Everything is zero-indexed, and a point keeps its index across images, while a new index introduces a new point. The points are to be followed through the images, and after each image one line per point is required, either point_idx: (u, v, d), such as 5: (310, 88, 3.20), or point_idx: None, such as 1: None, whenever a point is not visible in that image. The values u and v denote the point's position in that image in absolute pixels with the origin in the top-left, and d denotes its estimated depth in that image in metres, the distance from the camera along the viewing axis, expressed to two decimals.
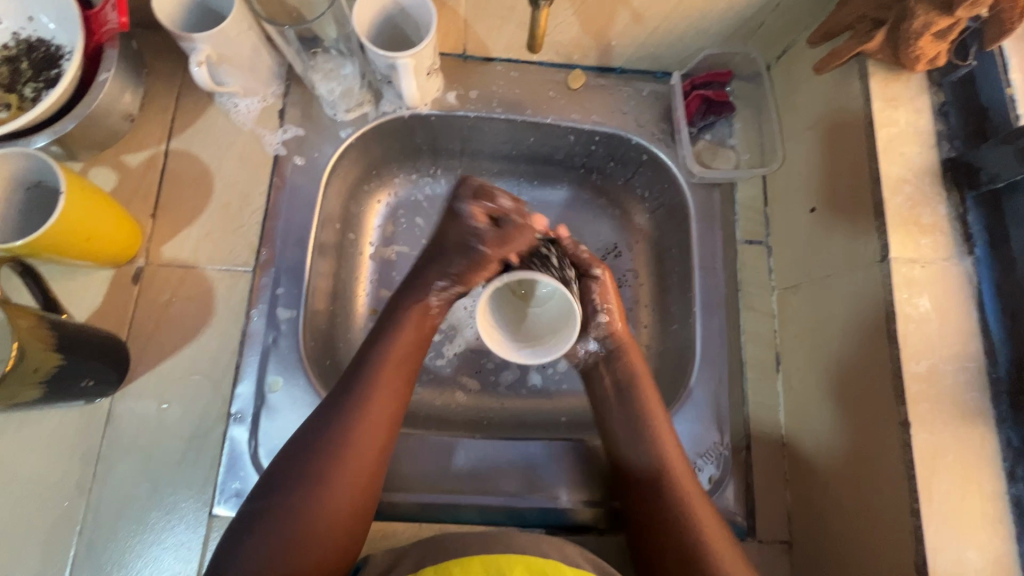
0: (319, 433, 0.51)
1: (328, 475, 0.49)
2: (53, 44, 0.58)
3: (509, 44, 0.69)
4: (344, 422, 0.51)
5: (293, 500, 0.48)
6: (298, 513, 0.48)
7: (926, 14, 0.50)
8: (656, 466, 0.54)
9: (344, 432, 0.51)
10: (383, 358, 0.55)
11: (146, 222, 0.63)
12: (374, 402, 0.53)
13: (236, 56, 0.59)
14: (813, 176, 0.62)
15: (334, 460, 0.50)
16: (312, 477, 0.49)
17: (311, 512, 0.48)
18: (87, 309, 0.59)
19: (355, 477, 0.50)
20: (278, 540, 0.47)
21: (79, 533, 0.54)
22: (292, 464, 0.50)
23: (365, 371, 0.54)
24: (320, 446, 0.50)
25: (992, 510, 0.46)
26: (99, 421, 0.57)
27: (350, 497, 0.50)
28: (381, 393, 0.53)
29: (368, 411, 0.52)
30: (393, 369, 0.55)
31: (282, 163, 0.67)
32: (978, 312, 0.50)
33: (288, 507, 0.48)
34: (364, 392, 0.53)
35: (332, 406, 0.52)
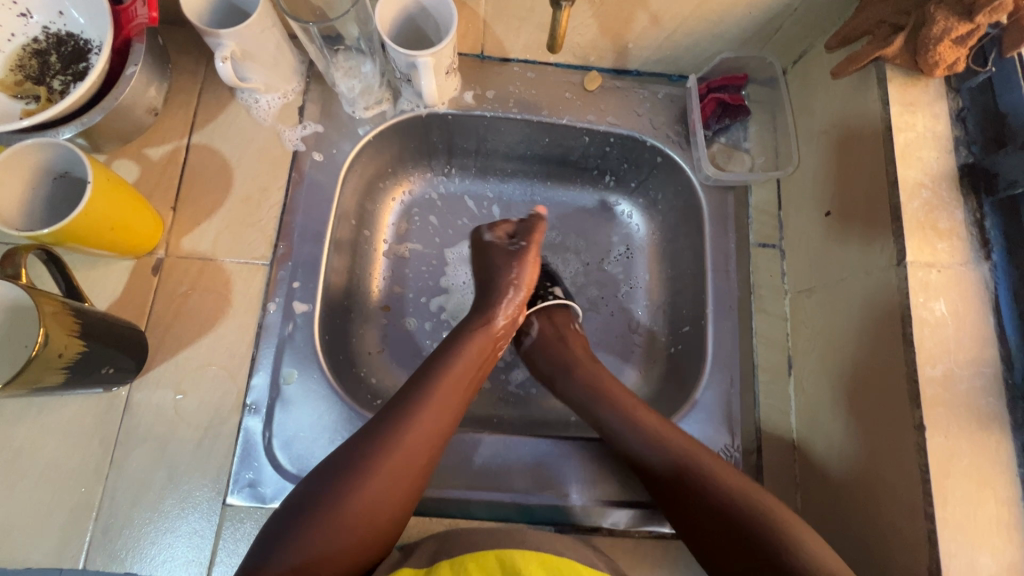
0: (380, 433, 0.52)
1: (385, 467, 0.51)
2: (82, 38, 0.59)
3: (527, 45, 0.70)
4: (406, 416, 0.53)
5: (341, 493, 0.49)
6: (345, 506, 0.49)
7: (945, 20, 0.50)
8: (688, 464, 0.56)
9: (404, 433, 0.52)
10: (446, 368, 0.58)
11: (166, 214, 0.64)
12: (434, 407, 0.55)
13: (260, 53, 0.60)
14: (828, 180, 0.62)
15: (389, 459, 0.51)
16: (368, 471, 0.50)
17: (355, 507, 0.49)
18: (108, 298, 0.60)
19: (404, 480, 0.51)
20: (319, 532, 0.47)
21: (95, 519, 0.55)
22: (347, 458, 0.51)
23: (429, 376, 0.57)
24: (382, 431, 0.52)
25: (1006, 516, 0.46)
26: (118, 409, 0.58)
27: (395, 500, 0.51)
28: (442, 400, 0.56)
29: (428, 417, 0.54)
30: (456, 378, 0.58)
31: (300, 159, 0.68)
32: (995, 318, 0.50)
33: (342, 484, 0.49)
34: (427, 396, 0.55)
35: (396, 405, 0.54)
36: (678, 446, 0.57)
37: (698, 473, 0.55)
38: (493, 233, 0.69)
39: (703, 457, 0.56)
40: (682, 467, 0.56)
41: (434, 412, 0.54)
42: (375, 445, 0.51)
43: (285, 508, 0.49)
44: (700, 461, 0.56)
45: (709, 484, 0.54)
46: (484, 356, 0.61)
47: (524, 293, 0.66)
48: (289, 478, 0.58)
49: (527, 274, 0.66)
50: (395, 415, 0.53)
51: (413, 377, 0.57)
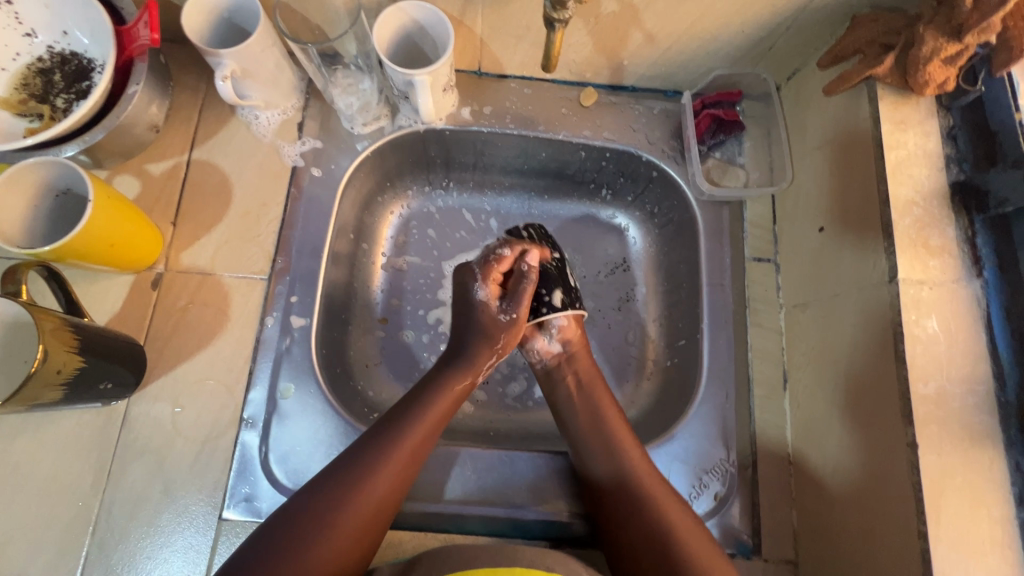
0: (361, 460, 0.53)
1: (339, 525, 0.50)
2: (86, 57, 0.60)
3: (523, 62, 0.71)
4: (366, 473, 0.52)
5: (296, 549, 0.48)
6: (301, 561, 0.47)
7: (934, 41, 0.51)
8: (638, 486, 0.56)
9: (363, 488, 0.51)
10: (418, 411, 0.57)
11: (166, 229, 0.64)
12: (416, 436, 0.55)
13: (260, 71, 0.61)
14: (821, 196, 0.63)
15: (370, 487, 0.52)
16: (322, 526, 0.49)
17: (335, 534, 0.49)
18: (107, 312, 0.61)
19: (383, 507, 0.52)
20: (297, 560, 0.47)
21: (91, 533, 0.55)
22: (304, 512, 0.50)
23: (413, 402, 0.57)
24: (341, 485, 0.51)
25: (1001, 535, 0.46)
26: (116, 423, 0.58)
27: (351, 555, 0.50)
28: (404, 457, 0.54)
29: (410, 444, 0.54)
30: (420, 432, 0.56)
31: (299, 175, 0.68)
32: (988, 335, 0.50)
33: (293, 540, 0.48)
34: (409, 423, 0.56)
35: (359, 455, 0.53)
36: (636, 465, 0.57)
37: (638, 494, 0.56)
38: (484, 284, 0.63)
39: (654, 488, 0.56)
40: (637, 492, 0.56)
41: (416, 440, 0.55)
42: (355, 472, 0.52)
43: (258, 532, 0.49)
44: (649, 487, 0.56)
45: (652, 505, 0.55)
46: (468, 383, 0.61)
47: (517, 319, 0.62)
48: (286, 492, 0.58)
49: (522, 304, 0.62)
50: (377, 443, 0.54)
51: (375, 427, 0.56)
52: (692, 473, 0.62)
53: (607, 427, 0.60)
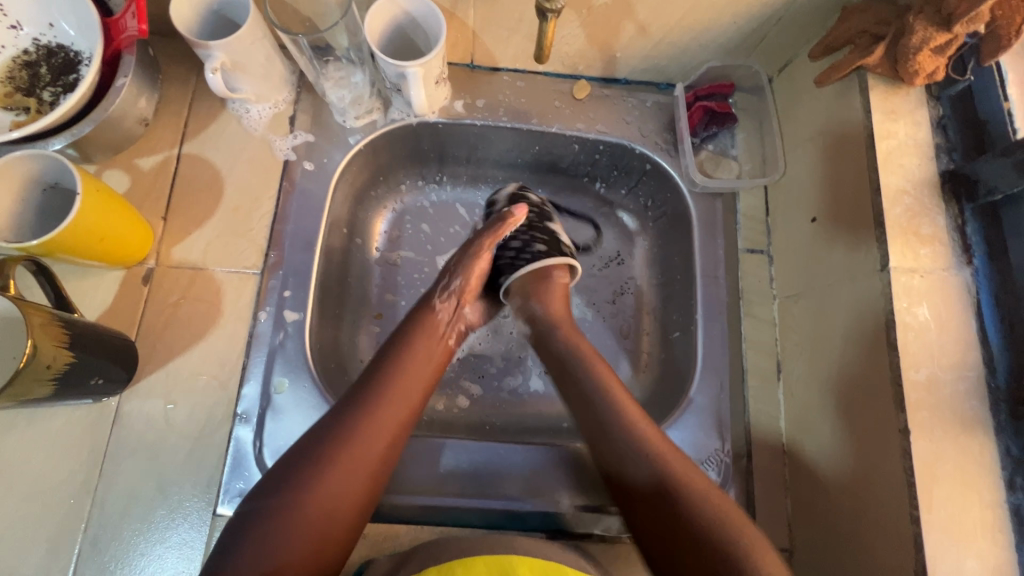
0: (332, 434, 0.52)
1: (332, 475, 0.50)
2: (73, 50, 0.59)
3: (516, 55, 0.71)
4: (353, 423, 0.52)
5: (291, 501, 0.48)
6: (296, 510, 0.48)
7: (924, 31, 0.51)
8: (667, 478, 0.52)
9: (352, 436, 0.52)
10: (399, 361, 0.58)
11: (157, 224, 0.64)
12: (391, 394, 0.55)
13: (251, 64, 0.61)
14: (814, 187, 0.63)
15: (340, 458, 0.51)
16: (312, 478, 0.49)
17: (310, 506, 0.48)
18: (98, 308, 0.60)
19: (359, 479, 0.51)
20: (271, 540, 0.47)
21: (84, 531, 0.55)
22: (295, 465, 0.50)
23: (379, 373, 0.56)
24: (330, 438, 0.51)
25: (991, 519, 0.47)
26: (108, 419, 0.58)
27: (350, 500, 0.50)
28: (389, 404, 0.54)
29: (382, 414, 0.54)
30: (405, 378, 0.57)
31: (291, 168, 0.68)
32: (977, 322, 0.51)
33: (286, 499, 0.48)
34: (379, 393, 0.55)
35: (343, 409, 0.53)
36: (660, 452, 0.53)
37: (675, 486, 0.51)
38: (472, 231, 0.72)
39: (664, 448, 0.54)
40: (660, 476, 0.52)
41: (388, 409, 0.54)
42: (326, 446, 0.51)
43: (236, 520, 0.48)
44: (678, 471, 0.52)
45: (687, 497, 0.51)
46: (437, 353, 0.60)
47: (462, 283, 0.64)
48: None
49: (474, 266, 0.64)
50: (345, 416, 0.53)
51: (360, 380, 0.56)
52: None
53: (606, 401, 0.57)
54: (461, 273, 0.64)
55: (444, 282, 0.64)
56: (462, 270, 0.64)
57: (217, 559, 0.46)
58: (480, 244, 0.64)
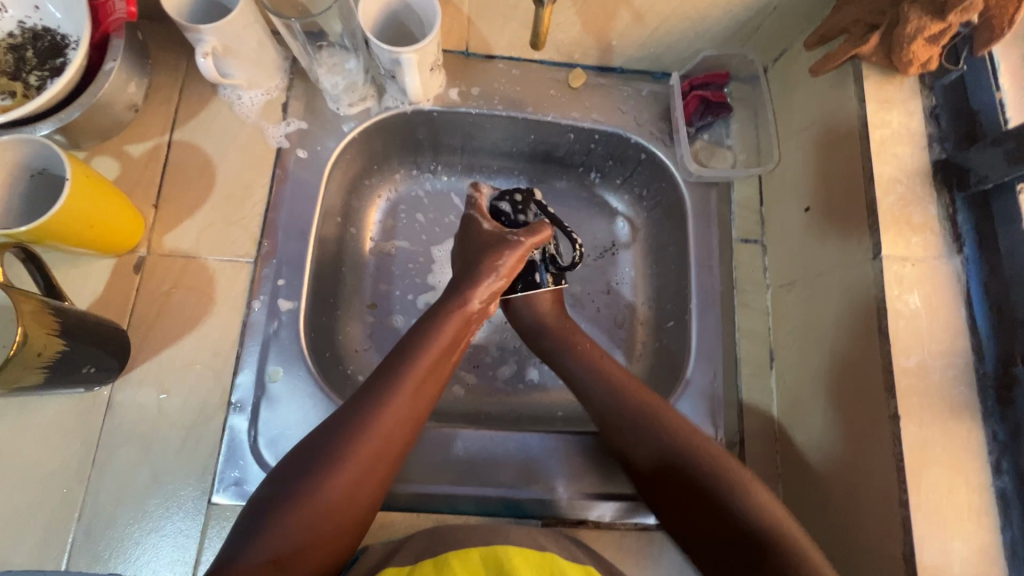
0: (352, 426, 0.51)
1: (353, 463, 0.50)
2: (59, 33, 0.58)
3: (512, 42, 0.70)
4: (376, 413, 0.52)
5: (313, 486, 0.48)
6: (318, 496, 0.48)
7: (919, 19, 0.51)
8: (681, 458, 0.55)
9: (376, 424, 0.52)
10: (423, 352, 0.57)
11: (148, 212, 0.63)
12: (415, 386, 0.55)
13: (243, 49, 0.60)
14: (807, 177, 0.63)
15: (362, 448, 0.51)
16: (336, 463, 0.50)
17: (329, 497, 0.49)
18: (88, 297, 0.59)
19: (379, 472, 0.51)
20: (291, 525, 0.47)
21: (77, 520, 0.55)
22: (320, 448, 0.50)
23: (401, 365, 0.55)
24: (353, 427, 0.51)
25: (977, 501, 0.48)
26: (100, 408, 0.57)
27: (368, 489, 0.51)
28: (412, 396, 0.54)
29: (399, 410, 0.53)
30: (428, 370, 0.56)
31: (284, 156, 0.67)
32: (966, 310, 0.51)
33: (306, 486, 0.48)
34: (401, 388, 0.54)
35: (366, 396, 0.53)
36: (668, 428, 0.56)
37: (687, 472, 0.54)
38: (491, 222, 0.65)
39: (674, 425, 0.57)
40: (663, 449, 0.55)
41: (409, 403, 0.54)
42: (343, 439, 0.50)
43: (251, 507, 0.48)
44: (693, 452, 0.55)
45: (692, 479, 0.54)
46: (454, 348, 0.59)
47: (503, 283, 0.62)
48: None
49: (510, 264, 0.62)
50: (368, 406, 0.52)
51: (382, 367, 0.56)
52: None
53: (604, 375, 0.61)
54: (489, 274, 0.61)
55: (469, 274, 0.62)
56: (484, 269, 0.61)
57: (231, 548, 0.46)
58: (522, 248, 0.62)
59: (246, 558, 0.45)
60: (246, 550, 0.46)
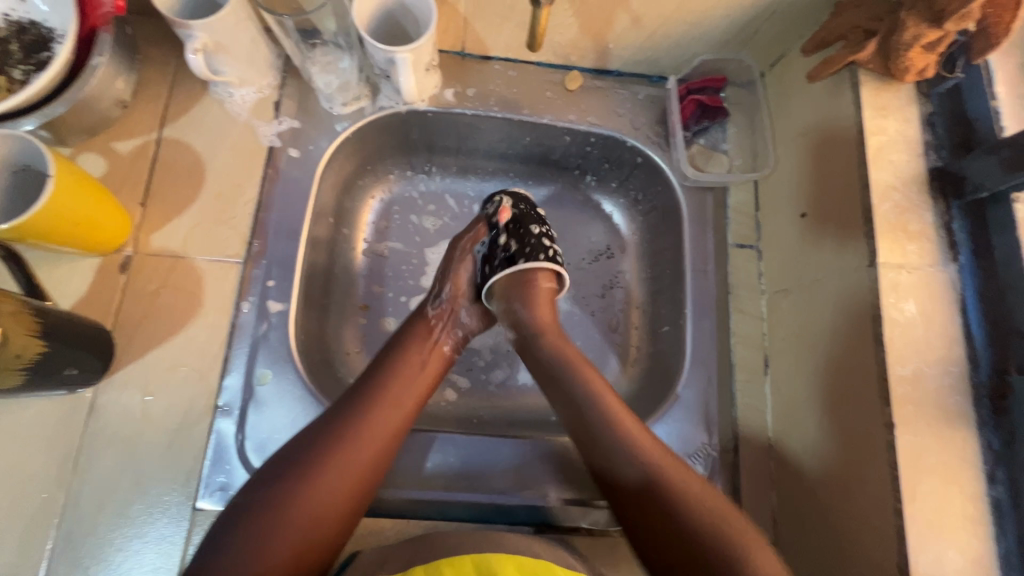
0: (322, 437, 0.51)
1: (323, 474, 0.50)
2: (45, 27, 0.57)
3: (508, 43, 0.69)
4: (348, 424, 0.52)
5: (284, 497, 0.48)
6: (287, 507, 0.48)
7: (917, 26, 0.51)
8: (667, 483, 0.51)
9: (347, 437, 0.51)
10: (394, 364, 0.57)
11: (136, 210, 0.62)
12: (386, 397, 0.55)
13: (234, 46, 0.59)
14: (804, 182, 0.63)
15: (333, 460, 0.50)
16: (306, 474, 0.49)
17: (299, 508, 0.48)
18: (72, 297, 0.58)
19: (349, 486, 0.50)
20: (257, 537, 0.46)
21: (57, 526, 0.53)
22: (291, 460, 0.50)
23: (369, 377, 0.56)
24: (324, 439, 0.51)
25: (971, 511, 0.47)
26: (83, 411, 0.56)
27: (341, 501, 0.50)
28: (383, 408, 0.54)
29: (373, 420, 0.53)
30: (400, 381, 0.56)
31: (276, 155, 0.66)
32: (962, 318, 0.51)
33: (276, 497, 0.48)
34: (368, 398, 0.54)
35: (339, 408, 0.53)
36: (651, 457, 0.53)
37: (675, 496, 0.50)
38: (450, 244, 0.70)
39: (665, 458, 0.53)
40: (651, 480, 0.52)
41: (380, 412, 0.54)
42: (313, 451, 0.50)
43: (222, 520, 0.48)
44: (672, 479, 0.52)
45: (677, 499, 0.50)
46: (432, 360, 0.60)
47: (452, 288, 0.64)
48: None
49: (458, 271, 0.64)
50: (340, 417, 0.53)
51: (358, 378, 0.57)
52: None
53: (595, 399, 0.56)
54: (445, 281, 0.64)
55: (433, 292, 0.64)
56: (442, 277, 0.65)
57: (201, 558, 0.46)
58: (464, 243, 0.65)
59: (208, 573, 0.45)
60: (212, 564, 0.45)
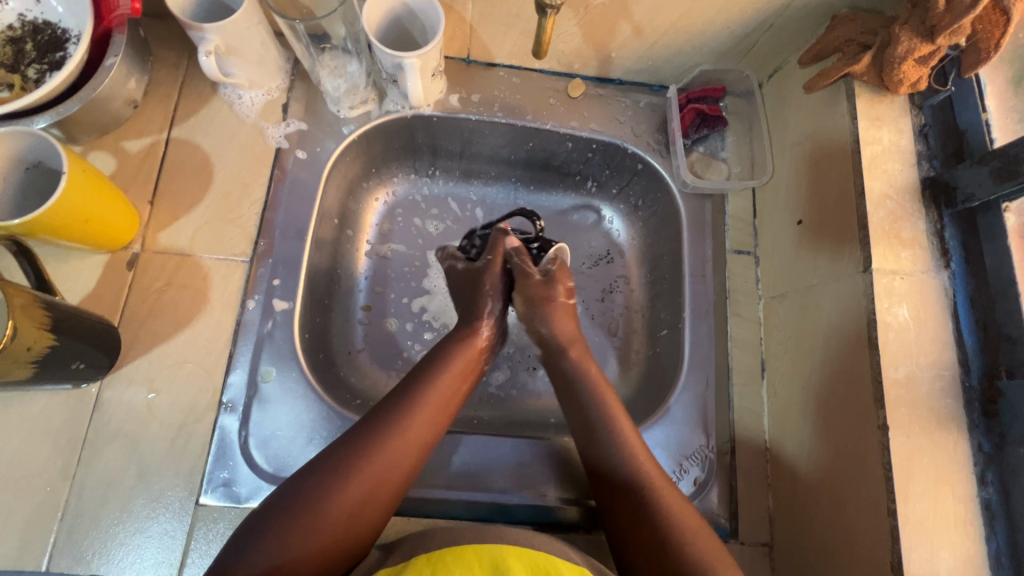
0: (369, 440, 0.52)
1: (366, 476, 0.50)
2: (60, 27, 0.58)
3: (512, 51, 0.71)
4: (395, 428, 0.53)
5: (324, 496, 0.48)
6: (326, 507, 0.48)
7: (909, 41, 0.53)
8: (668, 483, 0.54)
9: (393, 441, 0.52)
10: (440, 373, 0.58)
11: (143, 208, 0.63)
12: (431, 406, 0.56)
13: (245, 48, 0.60)
14: (800, 191, 0.65)
15: (378, 464, 0.51)
16: (349, 474, 0.50)
17: (337, 508, 0.48)
18: (79, 293, 0.59)
19: (379, 497, 0.51)
20: (293, 534, 0.46)
21: (60, 519, 0.53)
22: (333, 460, 0.50)
23: (405, 388, 0.57)
24: (371, 442, 0.52)
25: (963, 512, 0.48)
26: (88, 406, 0.56)
27: (377, 506, 0.50)
28: (429, 417, 0.55)
29: (418, 428, 0.54)
30: (445, 391, 0.58)
31: (283, 156, 0.67)
32: (953, 323, 0.53)
33: (316, 496, 0.48)
34: (408, 407, 0.54)
35: (385, 412, 0.54)
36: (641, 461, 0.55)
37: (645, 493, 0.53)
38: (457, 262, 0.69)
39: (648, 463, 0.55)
40: (635, 480, 0.54)
41: (423, 423, 0.55)
42: (358, 452, 0.51)
43: (250, 516, 0.48)
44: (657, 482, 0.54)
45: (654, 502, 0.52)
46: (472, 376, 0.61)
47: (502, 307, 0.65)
48: (266, 477, 0.57)
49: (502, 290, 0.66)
50: (388, 423, 0.53)
51: (403, 385, 0.57)
52: (672, 458, 0.63)
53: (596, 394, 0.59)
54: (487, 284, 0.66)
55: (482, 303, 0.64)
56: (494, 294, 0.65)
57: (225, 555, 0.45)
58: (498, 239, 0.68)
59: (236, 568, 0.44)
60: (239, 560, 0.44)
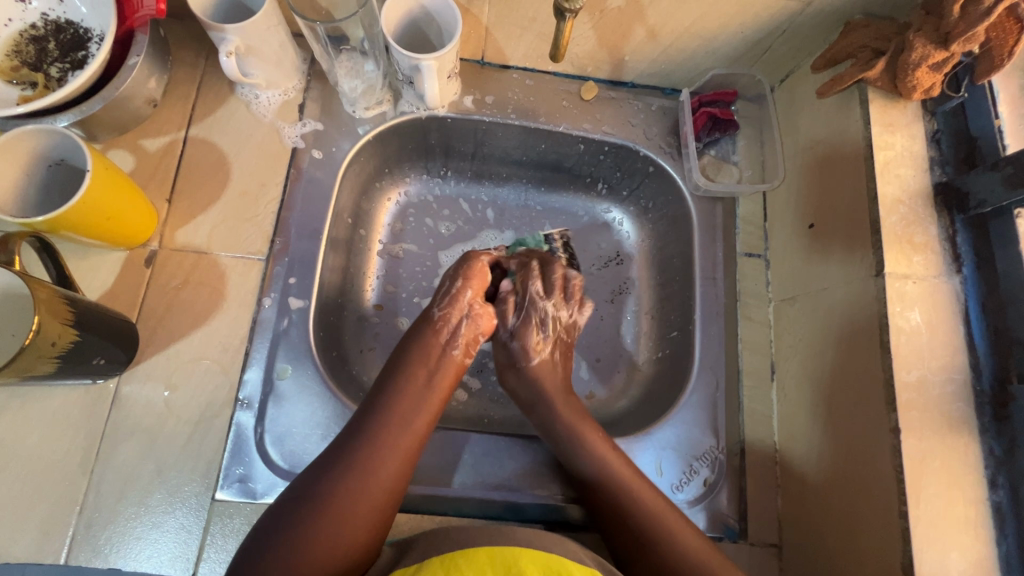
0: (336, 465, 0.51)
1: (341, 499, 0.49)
2: (82, 27, 0.59)
3: (526, 53, 0.72)
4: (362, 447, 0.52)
5: (299, 525, 0.48)
6: (305, 535, 0.47)
7: (924, 47, 0.53)
8: (627, 488, 0.56)
9: (361, 460, 0.52)
10: (403, 385, 0.57)
11: (161, 206, 0.63)
12: (396, 417, 0.55)
13: (264, 49, 0.61)
14: (811, 195, 0.65)
15: (349, 484, 0.50)
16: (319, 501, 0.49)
17: (319, 534, 0.48)
18: (99, 289, 0.60)
19: (362, 512, 0.50)
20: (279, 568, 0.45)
21: (78, 513, 0.54)
22: (304, 489, 0.50)
23: (383, 399, 0.56)
24: (339, 466, 0.51)
25: (974, 514, 0.49)
26: (106, 401, 0.57)
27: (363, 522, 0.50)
28: (396, 427, 0.54)
29: (386, 441, 0.53)
30: (412, 399, 0.57)
31: (299, 156, 0.68)
32: (965, 328, 0.53)
33: (295, 526, 0.47)
34: (373, 428, 0.54)
35: (349, 436, 0.54)
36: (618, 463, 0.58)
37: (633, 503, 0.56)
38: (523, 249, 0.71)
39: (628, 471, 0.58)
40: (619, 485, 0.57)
41: (390, 436, 0.54)
42: (326, 478, 0.50)
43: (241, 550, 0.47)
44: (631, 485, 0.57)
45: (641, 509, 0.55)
46: (443, 375, 0.60)
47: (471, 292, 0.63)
48: (280, 473, 0.58)
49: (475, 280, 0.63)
50: (351, 444, 0.53)
51: (366, 405, 0.57)
52: (682, 459, 0.63)
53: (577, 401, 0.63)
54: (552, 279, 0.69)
55: (444, 290, 0.63)
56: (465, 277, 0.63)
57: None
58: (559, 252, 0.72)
59: None
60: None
